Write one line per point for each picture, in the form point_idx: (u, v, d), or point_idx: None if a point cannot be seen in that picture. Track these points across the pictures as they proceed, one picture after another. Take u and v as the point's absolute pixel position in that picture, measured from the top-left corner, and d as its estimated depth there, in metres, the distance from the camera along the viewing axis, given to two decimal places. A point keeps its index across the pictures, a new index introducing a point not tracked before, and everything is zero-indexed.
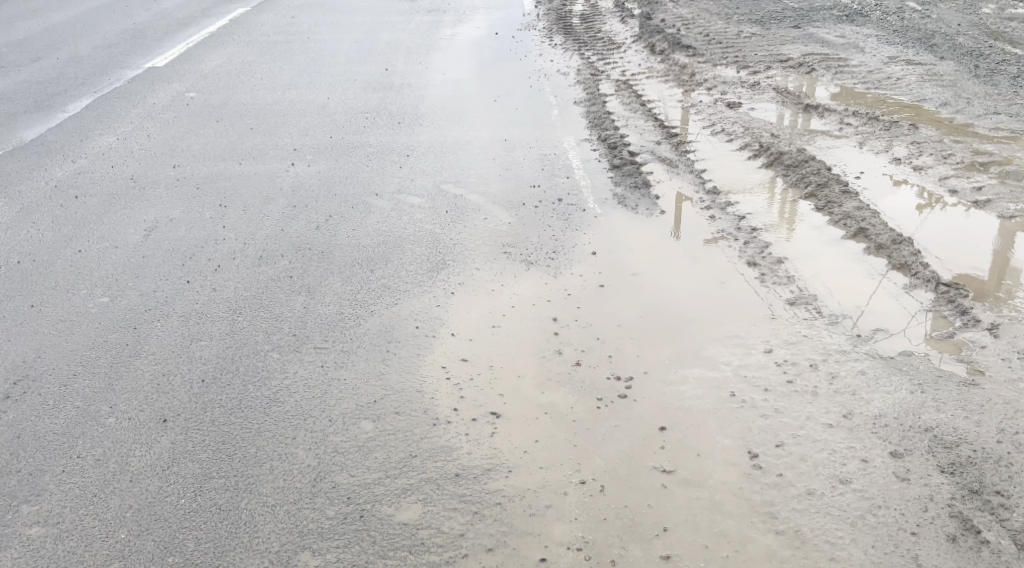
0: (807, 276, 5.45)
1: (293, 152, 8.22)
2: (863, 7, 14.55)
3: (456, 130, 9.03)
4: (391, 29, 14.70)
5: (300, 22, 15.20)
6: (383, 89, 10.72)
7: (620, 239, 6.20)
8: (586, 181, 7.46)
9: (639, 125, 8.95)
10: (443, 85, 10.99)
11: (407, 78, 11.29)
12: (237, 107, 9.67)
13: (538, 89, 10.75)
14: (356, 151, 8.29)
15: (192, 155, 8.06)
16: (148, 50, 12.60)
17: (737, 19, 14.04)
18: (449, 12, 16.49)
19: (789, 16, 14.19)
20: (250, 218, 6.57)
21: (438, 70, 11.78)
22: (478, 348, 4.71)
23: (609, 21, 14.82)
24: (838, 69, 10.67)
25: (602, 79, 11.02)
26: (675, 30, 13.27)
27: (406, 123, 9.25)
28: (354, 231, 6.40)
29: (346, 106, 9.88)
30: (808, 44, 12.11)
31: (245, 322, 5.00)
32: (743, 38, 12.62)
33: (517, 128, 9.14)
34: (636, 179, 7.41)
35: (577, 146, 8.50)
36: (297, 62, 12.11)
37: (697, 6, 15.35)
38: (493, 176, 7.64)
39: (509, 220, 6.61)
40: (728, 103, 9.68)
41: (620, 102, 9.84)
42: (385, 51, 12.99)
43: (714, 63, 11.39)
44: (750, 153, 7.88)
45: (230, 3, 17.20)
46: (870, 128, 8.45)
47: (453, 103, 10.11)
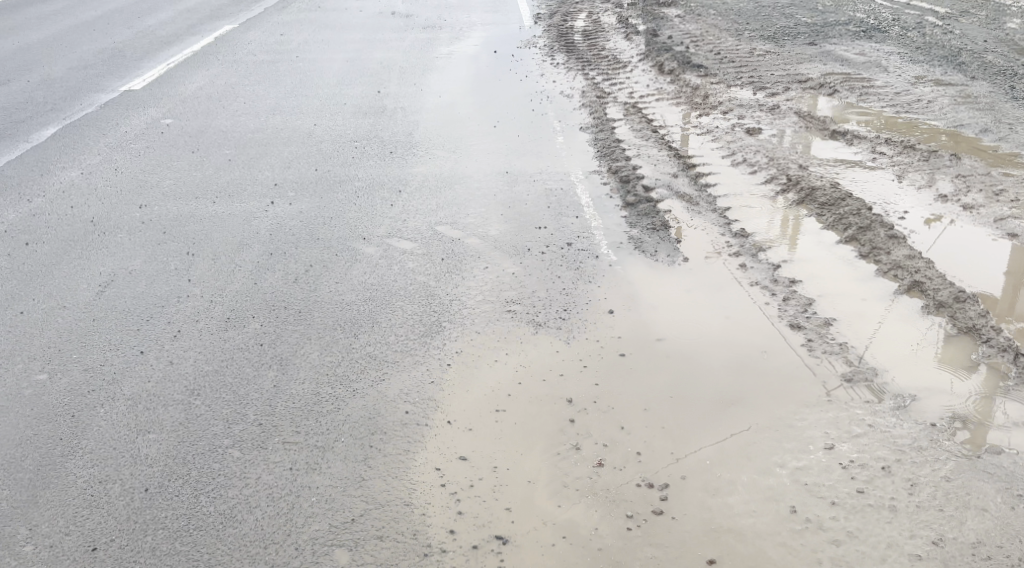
0: (856, 340, 4.74)
1: (274, 187, 7.48)
2: (882, 22, 13.86)
3: (453, 161, 8.29)
4: (385, 47, 13.98)
5: (289, 40, 14.48)
6: (375, 113, 9.98)
7: (639, 293, 5.45)
8: (598, 221, 6.71)
9: (652, 154, 8.21)
10: (439, 109, 10.25)
11: (400, 102, 10.56)
12: (216, 135, 8.93)
13: (540, 113, 10.01)
14: (343, 187, 7.54)
15: (162, 192, 7.31)
16: (125, 71, 11.87)
17: (749, 35, 13.35)
18: (445, 28, 15.78)
19: (803, 31, 13.50)
20: (220, 269, 5.81)
21: (433, 93, 11.05)
22: (479, 441, 3.95)
23: (613, 37, 14.12)
24: (862, 91, 9.96)
25: (609, 101, 10.29)
26: (684, 47, 12.56)
27: (398, 153, 8.50)
28: (337, 284, 5.64)
29: (334, 133, 9.13)
30: (826, 63, 11.41)
31: (203, 408, 4.24)
32: (758, 56, 11.91)
33: (519, 158, 8.40)
34: (653, 219, 6.67)
35: (586, 178, 7.76)
36: (284, 83, 11.37)
37: (705, 21, 14.66)
38: (494, 215, 6.89)
39: (512, 270, 5.86)
40: (747, 128, 8.96)
41: (630, 127, 9.11)
42: (377, 71, 12.26)
43: (728, 83, 10.67)
44: (778, 188, 7.15)
45: (216, 20, 16.48)
46: (907, 158, 7.73)
47: (450, 130, 9.38)
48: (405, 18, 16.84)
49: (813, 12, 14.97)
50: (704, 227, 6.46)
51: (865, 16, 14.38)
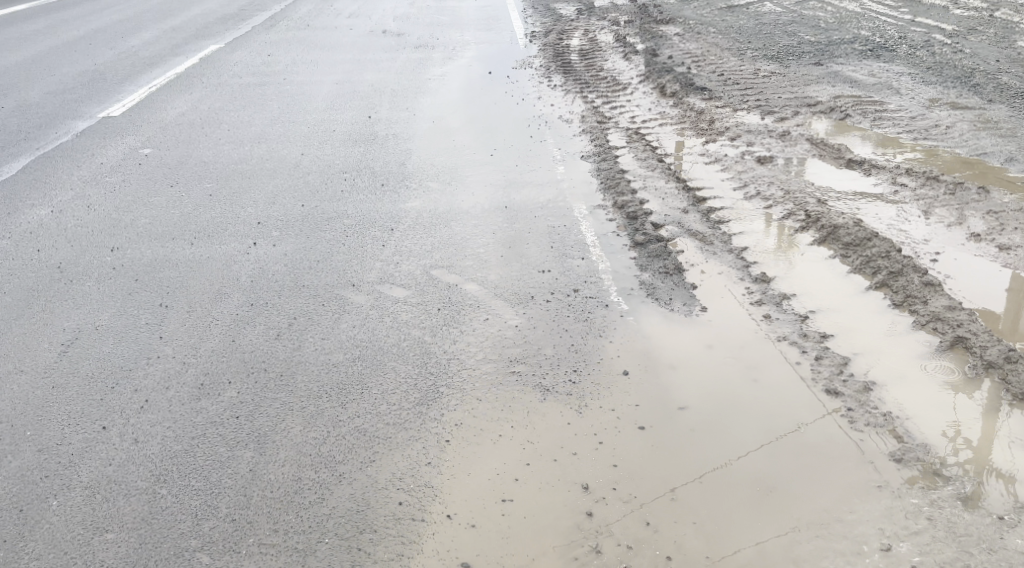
0: (904, 408, 4.32)
1: (257, 226, 6.98)
2: (888, 40, 13.50)
3: (448, 195, 7.81)
4: (376, 69, 13.52)
5: (277, 61, 14.02)
6: (366, 142, 9.52)
7: (656, 350, 4.97)
8: (605, 264, 6.23)
9: (660, 186, 7.76)
10: (433, 137, 9.78)
11: (392, 129, 10.08)
12: (198, 167, 8.43)
13: (539, 141, 9.54)
14: (331, 224, 7.06)
15: (137, 232, 6.81)
16: (104, 96, 11.37)
17: (752, 55, 12.95)
18: (437, 47, 15.34)
19: (808, 50, 13.12)
20: (194, 324, 5.31)
21: (427, 118, 10.58)
22: (486, 547, 3.51)
23: (611, 57, 13.69)
24: (875, 116, 9.55)
25: (610, 127, 9.85)
26: (686, 68, 12.14)
27: (391, 186, 8.02)
28: (324, 339, 5.14)
29: (323, 164, 8.65)
30: (834, 84, 11.01)
31: (170, 500, 3.76)
32: (763, 77, 11.49)
33: (518, 191, 7.92)
34: (666, 261, 6.18)
35: (590, 214, 7.28)
36: (270, 108, 10.89)
37: (705, 40, 14.26)
38: (493, 257, 6.40)
39: (515, 323, 5.38)
40: (757, 156, 8.52)
41: (634, 156, 8.66)
42: (368, 94, 11.79)
43: (734, 107, 10.25)
44: (797, 225, 6.74)
45: (201, 40, 16.00)
46: (931, 191, 7.33)
47: (444, 160, 8.91)
48: (395, 37, 16.40)
49: (815, 30, 14.62)
50: (721, 270, 6.00)
51: (869, 33, 14.01)
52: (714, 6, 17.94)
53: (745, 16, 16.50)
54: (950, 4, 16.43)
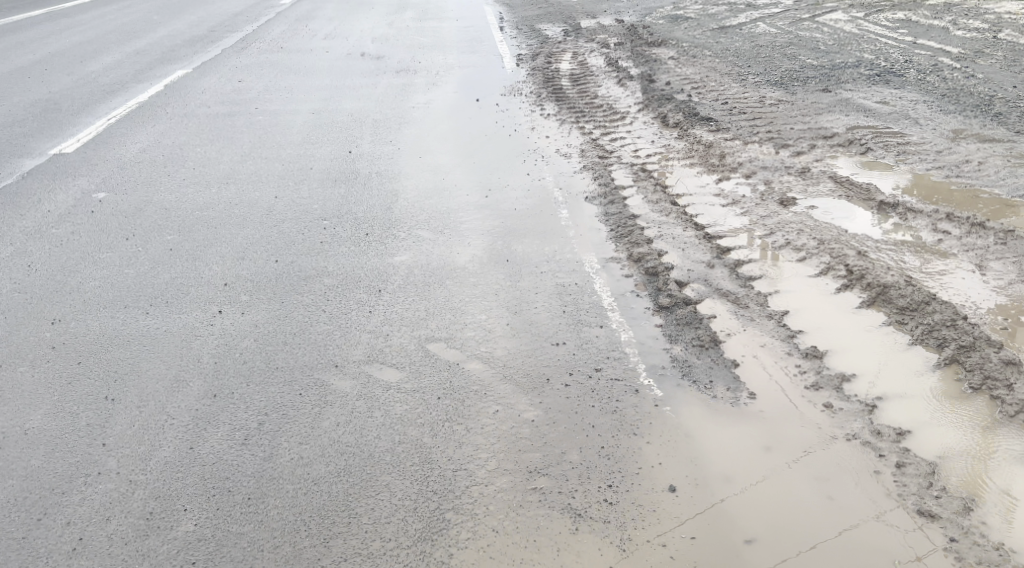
0: (1017, 545, 3.64)
1: (223, 288, 6.12)
2: (893, 64, 12.86)
3: (439, 247, 6.97)
4: (354, 96, 12.68)
5: (247, 89, 13.16)
6: (345, 182, 8.67)
7: (704, 454, 4.17)
8: (628, 334, 5.38)
9: (678, 235, 6.95)
10: (420, 174, 8.95)
11: (375, 166, 9.26)
12: (157, 216, 7.56)
13: (536, 179, 8.74)
14: (308, 285, 6.19)
15: (83, 299, 5.94)
16: (58, 130, 10.47)
17: (754, 80, 12.24)
18: (420, 72, 14.52)
19: (811, 74, 12.44)
20: (143, 426, 4.46)
21: (413, 153, 9.75)
22: None
23: (605, 83, 12.94)
24: (899, 149, 8.83)
25: (613, 164, 9.07)
26: (686, 96, 11.41)
27: (375, 236, 7.17)
28: (303, 443, 4.28)
29: (299, 210, 7.79)
30: (847, 112, 10.32)
31: None
32: (770, 106, 10.77)
33: (518, 241, 7.09)
34: (698, 330, 5.35)
35: (603, 269, 6.44)
36: (240, 143, 10.04)
37: (702, 64, 13.56)
38: (498, 325, 5.55)
39: (531, 415, 4.52)
40: (779, 198, 7.77)
41: (644, 198, 7.86)
42: (347, 125, 10.95)
43: (745, 139, 9.50)
44: (839, 283, 5.97)
45: (167, 65, 15.11)
46: (979, 239, 6.59)
47: (433, 202, 8.07)
48: (375, 60, 15.58)
49: (815, 52, 13.97)
50: (764, 343, 5.18)
51: (873, 57, 13.37)
52: (705, 28, 17.28)
53: (739, 38, 15.83)
54: (950, 24, 15.86)
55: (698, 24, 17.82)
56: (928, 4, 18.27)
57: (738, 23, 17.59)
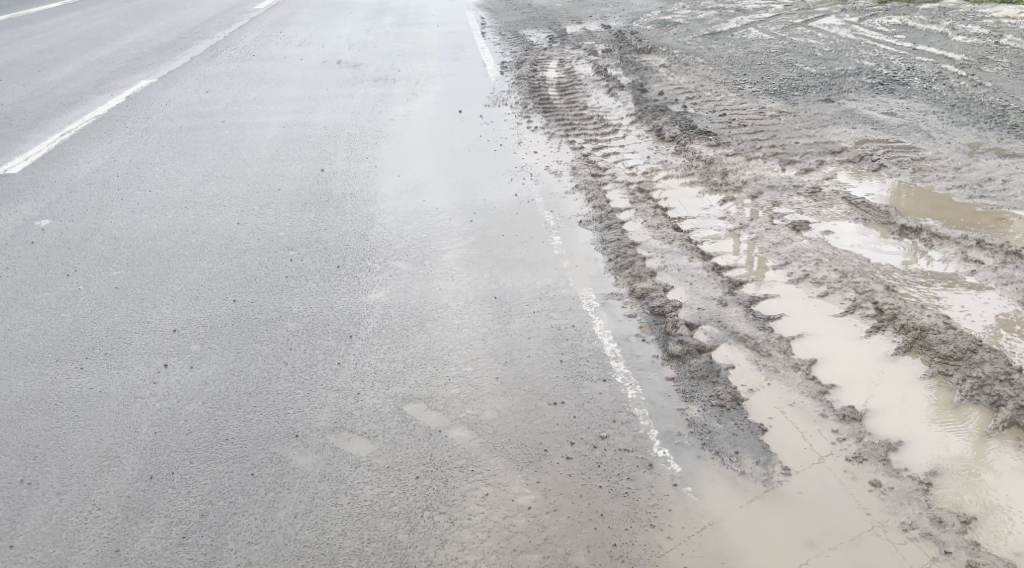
0: None
1: (172, 335, 5.40)
2: (896, 71, 12.26)
3: (418, 281, 6.26)
4: (328, 107, 11.98)
5: (214, 99, 12.44)
6: (316, 204, 7.96)
7: (736, 556, 3.57)
8: (636, 389, 4.68)
9: (684, 267, 6.27)
10: (398, 196, 8.25)
11: (349, 185, 8.55)
12: (105, 247, 6.85)
13: (524, 201, 8.05)
14: (269, 329, 5.48)
15: (11, 353, 5.26)
16: (6, 148, 9.75)
17: (751, 90, 11.61)
18: (399, 80, 13.81)
19: (811, 83, 11.82)
20: (60, 523, 3.87)
21: (390, 171, 9.05)
22: None
23: (594, 93, 12.29)
24: (914, 166, 8.20)
25: (607, 183, 8.40)
26: (681, 108, 10.75)
27: (347, 268, 6.46)
28: (247, 544, 3.70)
29: (263, 237, 7.08)
30: (854, 125, 9.69)
31: None
32: (771, 118, 10.14)
33: (506, 273, 6.39)
34: (717, 385, 4.66)
35: (602, 308, 5.75)
36: (202, 161, 9.33)
37: (695, 72, 12.92)
38: (485, 378, 4.84)
39: (526, 501, 3.85)
40: (791, 222, 7.11)
41: (643, 223, 7.18)
42: (320, 140, 10.23)
43: (748, 154, 8.84)
44: (870, 325, 5.30)
45: (131, 74, 14.37)
46: (1019, 271, 5.94)
47: (410, 227, 7.36)
48: (351, 68, 14.84)
49: (813, 60, 13.36)
50: (794, 402, 4.50)
51: (874, 64, 12.77)
52: (695, 33, 16.65)
53: (731, 44, 15.22)
54: (948, 29, 15.31)
55: (688, 30, 17.20)
56: (923, 9, 17.73)
57: (730, 29, 16.98)
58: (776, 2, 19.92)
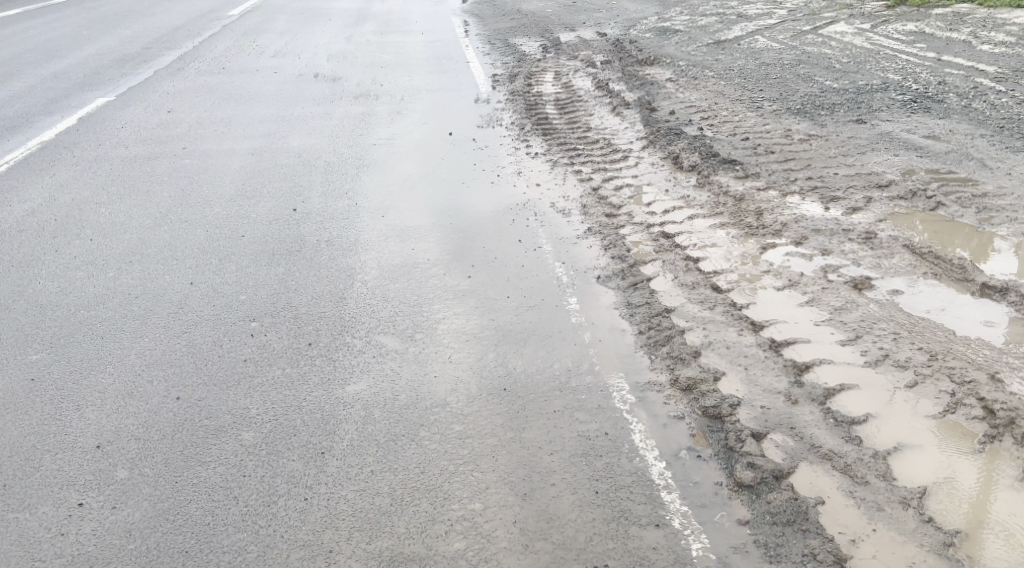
0: None
1: (94, 456, 4.27)
2: (927, 85, 11.19)
3: (408, 365, 5.10)
4: (303, 129, 10.81)
5: (176, 120, 11.24)
6: (284, 255, 6.82)
7: None
8: (702, 542, 3.64)
9: (734, 344, 5.12)
10: (383, 244, 7.09)
11: (325, 229, 7.42)
12: (26, 322, 5.71)
13: (530, 249, 6.93)
14: (218, 442, 4.35)
15: None
16: None
17: (771, 108, 10.52)
18: (381, 97, 12.62)
19: (837, 100, 10.74)
20: None
21: (373, 211, 7.91)
22: None
23: (597, 112, 11.17)
24: (978, 204, 7.13)
25: (624, 225, 7.29)
26: (698, 131, 9.64)
27: (319, 346, 5.30)
28: None
29: (219, 303, 5.94)
30: (896, 150, 8.62)
31: None
32: (800, 142, 9.06)
33: (514, 349, 5.25)
34: (809, 538, 3.65)
35: (639, 405, 4.57)
36: (155, 200, 8.18)
37: (706, 88, 11.83)
38: (497, 521, 3.77)
39: None
40: (849, 279, 6.00)
41: (675, 280, 6.06)
42: (293, 173, 9.07)
43: (783, 190, 7.74)
44: (981, 432, 4.26)
45: (87, 92, 13.14)
46: None
47: (396, 286, 6.23)
48: (329, 83, 13.64)
49: (832, 72, 12.29)
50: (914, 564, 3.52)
51: (900, 77, 11.71)
52: (699, 42, 15.53)
53: (740, 54, 14.13)
54: (971, 37, 14.25)
55: (690, 38, 16.08)
56: (937, 14, 16.68)
57: (735, 37, 15.90)
58: (779, 7, 18.85)
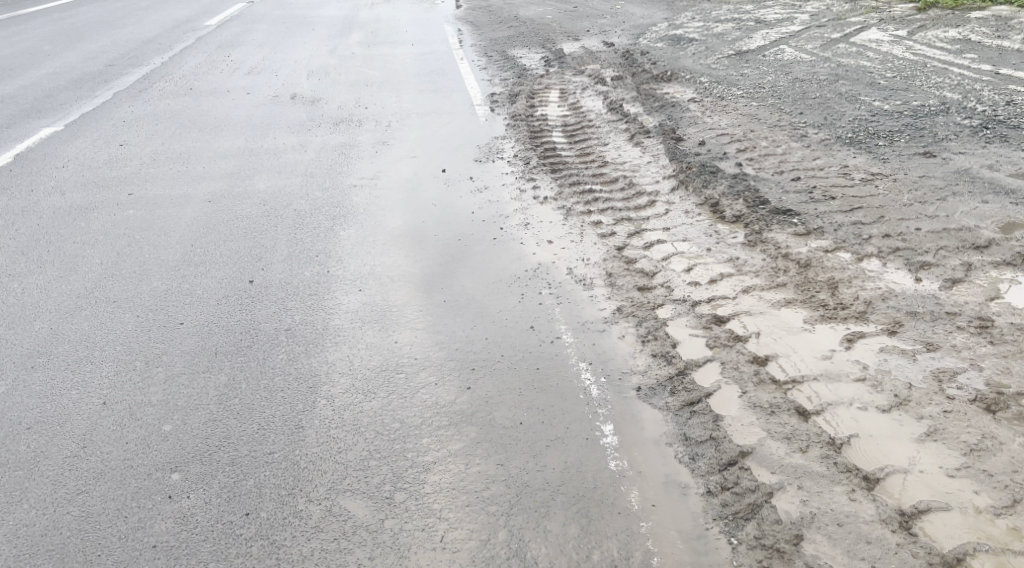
0: None
1: None
2: (993, 105, 9.71)
3: (383, 557, 3.72)
4: (273, 166, 9.32)
5: (127, 156, 9.76)
6: (231, 354, 5.33)
7: None
8: None
9: (847, 516, 3.72)
10: (357, 335, 5.56)
11: (286, 311, 5.93)
12: None
13: (546, 340, 5.42)
14: None
15: None
16: None
17: (818, 136, 9.03)
18: (366, 124, 11.11)
19: (893, 125, 9.25)
20: None
21: (348, 281, 6.40)
22: None
23: (614, 141, 9.69)
24: None
25: (663, 301, 5.81)
26: (737, 169, 8.17)
27: (260, 524, 3.89)
28: None
29: (132, 439, 4.48)
30: (984, 194, 7.13)
31: None
32: (861, 183, 7.59)
33: (529, 520, 3.82)
34: None
35: None
36: (82, 268, 6.71)
37: (736, 110, 10.35)
38: None
39: None
40: (976, 394, 4.55)
41: (744, 392, 4.59)
42: (255, 227, 7.55)
43: (857, 252, 6.26)
44: None
45: (33, 120, 11.65)
46: None
47: (369, 406, 4.72)
48: (308, 106, 12.12)
49: (878, 90, 10.81)
50: None
51: (957, 96, 10.23)
52: (719, 53, 14.05)
53: (767, 68, 12.65)
54: None
55: (707, 48, 14.58)
56: (977, 19, 15.19)
57: (757, 47, 14.40)
58: (800, 12, 17.36)
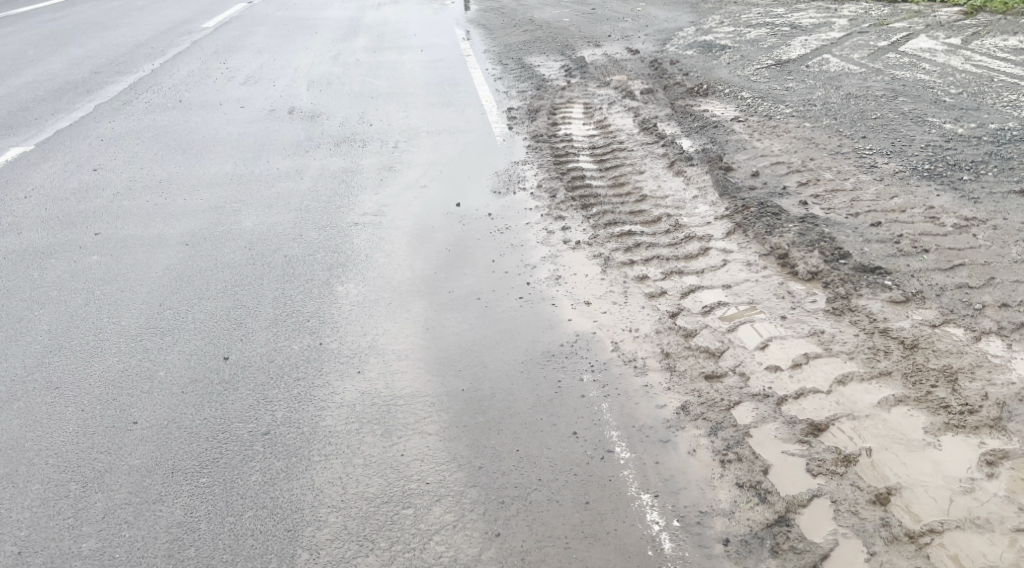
0: None
1: None
2: None
3: None
4: (262, 198, 8.14)
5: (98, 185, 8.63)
6: (192, 476, 4.21)
7: None
8: None
9: None
10: (352, 446, 4.38)
11: (265, 403, 4.77)
12: None
13: (593, 455, 4.26)
14: None
15: None
16: None
17: (890, 168, 7.82)
18: (369, 145, 9.93)
19: (974, 154, 8.03)
20: None
21: (345, 359, 5.22)
22: None
23: (652, 168, 8.48)
24: None
25: (739, 394, 4.61)
26: (802, 210, 6.98)
27: None
28: None
29: None
30: None
31: None
32: (956, 229, 6.38)
33: None
34: None
35: None
36: (26, 336, 5.59)
37: (787, 133, 9.15)
38: None
39: None
40: None
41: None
42: (237, 278, 6.39)
43: (971, 328, 5.07)
44: None
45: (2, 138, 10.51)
46: None
47: None
48: (306, 123, 10.95)
49: (945, 109, 9.58)
50: None
51: None
52: (757, 63, 12.83)
53: (813, 81, 11.44)
54: None
55: (742, 58, 13.36)
56: None
57: (798, 56, 13.19)
58: (838, 16, 16.10)
